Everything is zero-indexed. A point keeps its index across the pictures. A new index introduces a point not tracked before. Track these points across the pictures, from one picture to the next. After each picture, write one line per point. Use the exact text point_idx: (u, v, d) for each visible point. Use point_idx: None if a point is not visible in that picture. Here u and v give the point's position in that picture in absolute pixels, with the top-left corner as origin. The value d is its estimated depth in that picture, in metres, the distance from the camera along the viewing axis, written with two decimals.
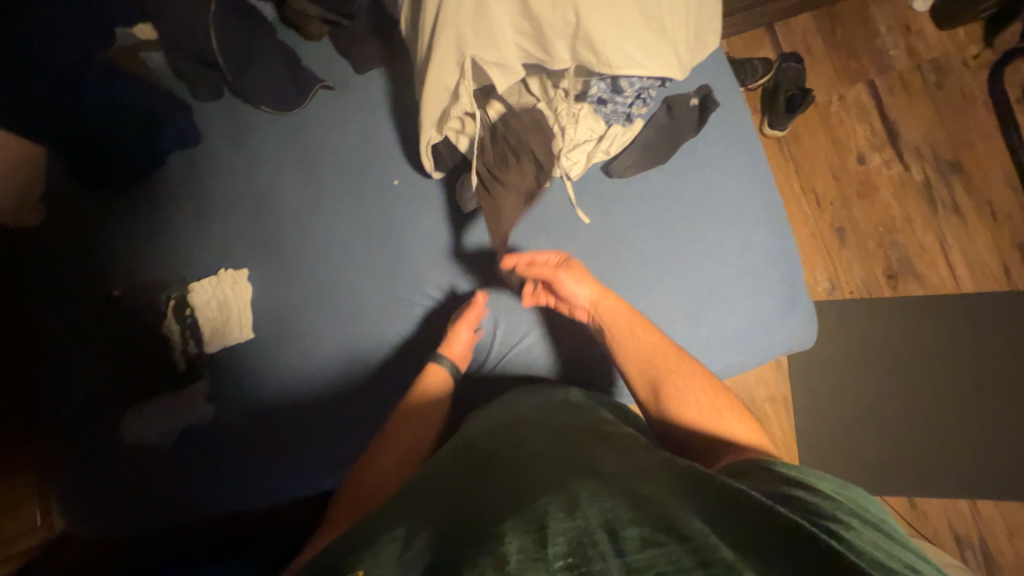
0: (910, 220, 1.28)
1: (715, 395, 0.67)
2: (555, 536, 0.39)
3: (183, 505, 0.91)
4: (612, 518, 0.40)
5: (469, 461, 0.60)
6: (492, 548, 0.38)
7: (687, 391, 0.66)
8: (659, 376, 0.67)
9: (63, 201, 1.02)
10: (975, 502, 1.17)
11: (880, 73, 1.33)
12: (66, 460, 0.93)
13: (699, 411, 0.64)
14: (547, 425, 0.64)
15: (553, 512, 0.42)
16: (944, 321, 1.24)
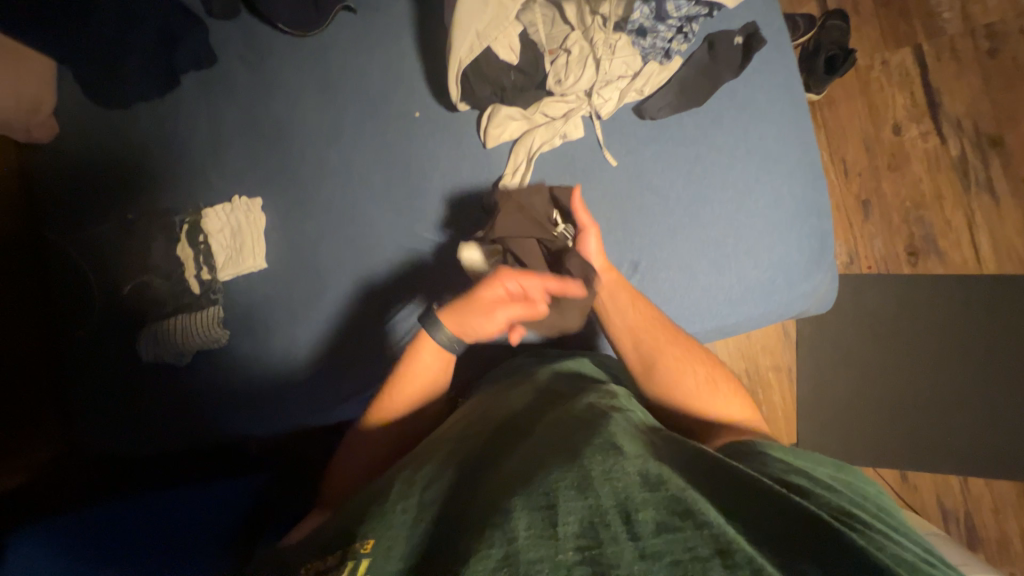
0: (940, 196, 1.24)
1: (707, 369, 0.67)
2: (566, 515, 0.39)
3: (195, 426, 0.93)
4: (626, 498, 0.40)
5: (479, 415, 0.61)
6: (503, 522, 0.39)
7: (684, 362, 0.67)
8: (655, 345, 0.67)
9: (74, 117, 1.00)
10: (967, 478, 1.19)
11: (929, 36, 1.26)
12: (78, 376, 0.94)
13: (693, 385, 0.65)
14: (558, 386, 0.64)
15: (561, 483, 0.42)
16: (960, 301, 1.22)
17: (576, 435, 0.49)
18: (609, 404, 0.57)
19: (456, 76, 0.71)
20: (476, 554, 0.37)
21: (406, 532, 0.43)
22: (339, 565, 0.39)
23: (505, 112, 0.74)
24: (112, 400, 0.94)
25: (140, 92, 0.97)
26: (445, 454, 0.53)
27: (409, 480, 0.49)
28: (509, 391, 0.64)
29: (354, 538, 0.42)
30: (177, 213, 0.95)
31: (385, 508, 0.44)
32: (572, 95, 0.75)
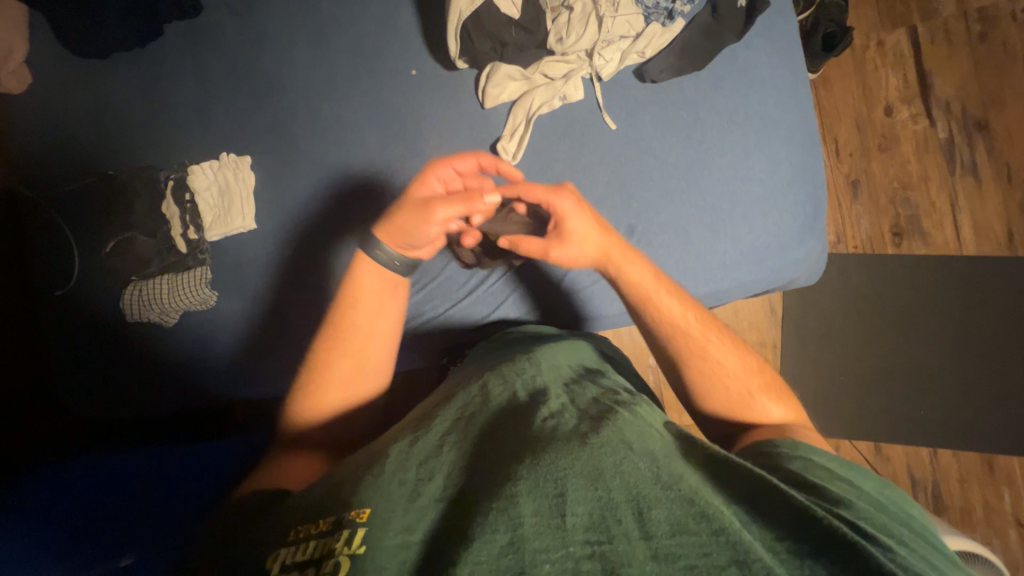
0: (926, 177, 1.27)
1: (753, 376, 0.62)
2: (576, 507, 0.39)
3: (188, 388, 0.92)
4: (638, 495, 0.40)
5: (478, 386, 0.57)
6: (510, 507, 0.39)
7: (723, 362, 0.61)
8: (692, 348, 0.62)
9: (54, 67, 0.96)
10: (935, 450, 1.24)
11: (924, 17, 1.26)
12: (59, 336, 0.91)
13: (726, 393, 0.61)
14: (559, 366, 0.62)
15: (572, 475, 0.42)
16: (939, 280, 1.26)
17: (585, 425, 0.48)
18: (613, 398, 0.55)
19: (456, 28, 0.71)
20: (481, 537, 0.38)
21: (407, 501, 0.43)
22: (334, 530, 0.41)
23: (504, 71, 0.73)
24: (96, 363, 0.91)
25: (122, 42, 0.93)
26: (445, 423, 0.51)
27: (407, 450, 0.47)
28: (510, 365, 0.61)
29: (351, 505, 0.42)
30: (161, 169, 0.92)
31: (383, 478, 0.44)
32: (573, 54, 0.74)
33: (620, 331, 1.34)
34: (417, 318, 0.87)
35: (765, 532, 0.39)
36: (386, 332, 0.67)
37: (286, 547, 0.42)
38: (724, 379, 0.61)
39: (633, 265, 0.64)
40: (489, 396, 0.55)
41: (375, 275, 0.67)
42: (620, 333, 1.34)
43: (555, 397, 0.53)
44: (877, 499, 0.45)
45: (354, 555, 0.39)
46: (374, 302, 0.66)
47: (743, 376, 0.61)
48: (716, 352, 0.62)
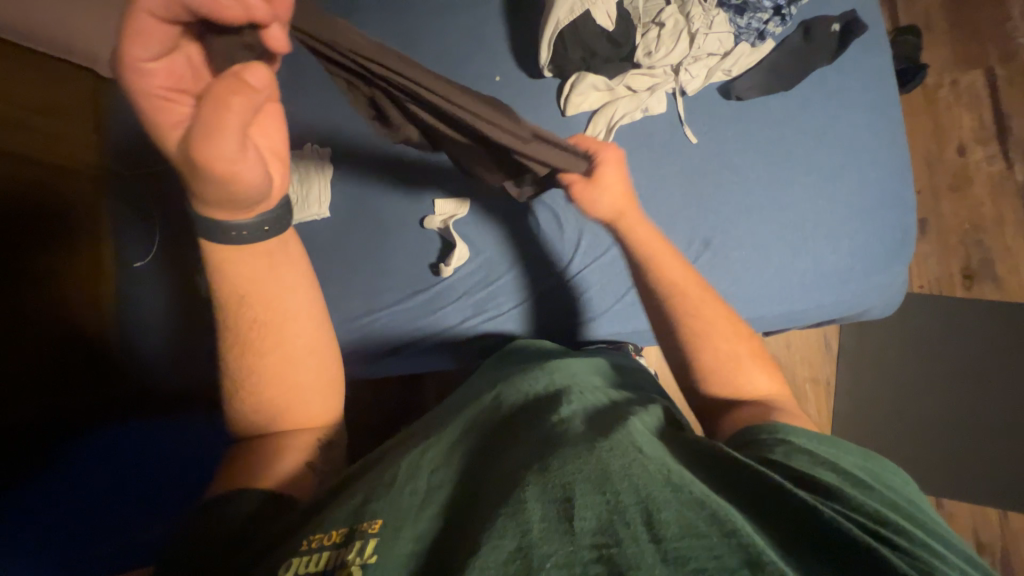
0: (1002, 221, 1.22)
1: (742, 343, 0.59)
2: (583, 509, 0.35)
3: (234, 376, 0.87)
4: (647, 499, 0.36)
5: (493, 401, 0.55)
6: (517, 512, 0.36)
7: (712, 328, 0.58)
8: (692, 299, 0.59)
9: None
10: (1006, 513, 1.15)
11: (1002, 60, 1.24)
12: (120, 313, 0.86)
13: (718, 357, 0.57)
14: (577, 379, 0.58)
15: (580, 479, 0.38)
16: (1013, 329, 1.19)
17: (593, 432, 0.44)
18: (629, 409, 0.50)
19: (551, 37, 0.74)
20: (490, 542, 0.34)
21: (418, 509, 0.40)
22: (345, 543, 0.36)
23: (590, 81, 0.75)
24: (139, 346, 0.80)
25: None
26: (459, 430, 0.49)
27: (421, 456, 0.45)
28: (521, 381, 0.58)
29: (361, 516, 0.38)
30: None
31: (396, 485, 0.41)
32: (659, 68, 0.75)
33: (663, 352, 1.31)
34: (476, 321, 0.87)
35: (782, 537, 0.34)
36: (303, 299, 0.54)
37: (300, 557, 0.36)
38: (712, 339, 0.58)
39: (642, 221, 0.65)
40: (502, 408, 0.52)
41: (253, 260, 0.51)
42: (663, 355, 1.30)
43: (566, 407, 0.50)
44: (893, 499, 0.39)
45: (368, 564, 0.34)
46: (267, 290, 0.53)
47: (732, 339, 0.59)
48: (710, 310, 0.59)
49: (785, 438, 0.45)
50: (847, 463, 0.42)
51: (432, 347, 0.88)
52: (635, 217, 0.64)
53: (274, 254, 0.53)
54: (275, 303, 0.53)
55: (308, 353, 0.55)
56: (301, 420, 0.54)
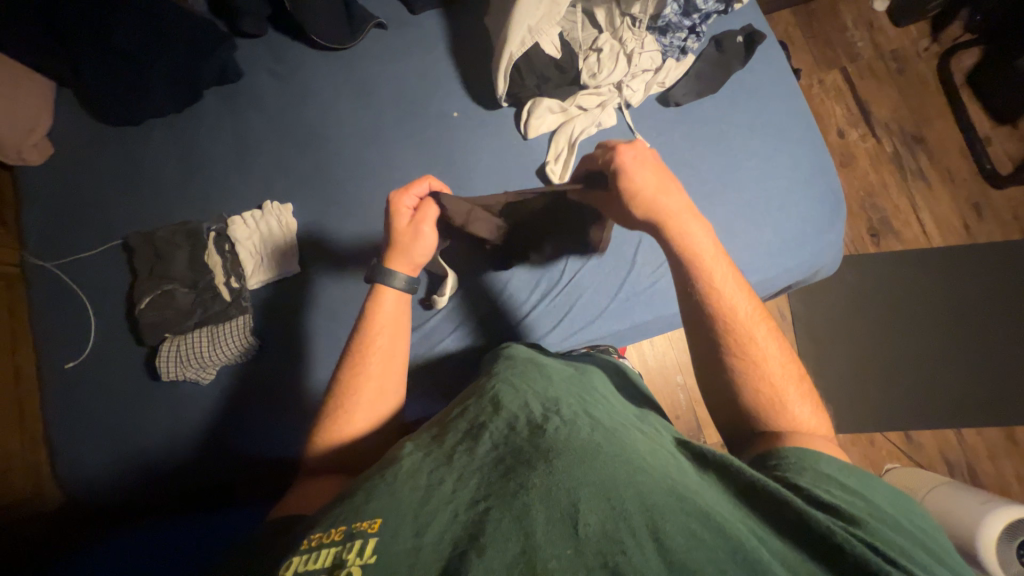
0: (886, 185, 1.45)
1: (791, 383, 0.58)
2: (589, 515, 0.35)
3: (206, 447, 0.87)
4: (653, 511, 0.35)
5: (490, 396, 0.51)
6: (520, 515, 0.35)
7: (759, 357, 0.58)
8: (732, 344, 0.59)
9: (107, 143, 1.01)
10: (960, 431, 1.30)
11: (851, 60, 1.53)
12: (76, 414, 0.92)
13: (759, 395, 0.57)
14: (571, 383, 0.56)
15: (586, 484, 0.37)
16: (920, 271, 1.40)
17: (597, 434, 0.43)
18: (627, 420, 0.51)
19: (506, 68, 0.81)
20: (493, 544, 0.33)
21: (417, 506, 0.37)
22: (346, 540, 0.35)
23: (546, 105, 0.84)
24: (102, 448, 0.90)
25: (126, 117, 0.98)
26: (456, 437, 0.45)
27: (419, 465, 0.42)
28: (520, 377, 0.55)
29: (361, 515, 0.37)
30: (204, 221, 0.93)
31: (397, 483, 0.40)
32: (604, 87, 0.85)
33: (643, 350, 1.35)
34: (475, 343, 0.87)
35: (791, 553, 0.35)
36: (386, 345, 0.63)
37: (301, 555, 0.36)
38: (759, 378, 0.58)
39: (696, 226, 0.62)
40: (500, 407, 0.47)
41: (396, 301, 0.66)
42: (645, 355, 1.34)
43: (566, 409, 0.48)
44: (919, 538, 0.41)
45: (367, 564, 0.33)
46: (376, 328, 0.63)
47: (784, 376, 0.58)
48: (757, 349, 0.58)
49: (802, 462, 0.48)
50: (861, 490, 0.44)
51: (437, 380, 0.86)
52: (680, 218, 0.62)
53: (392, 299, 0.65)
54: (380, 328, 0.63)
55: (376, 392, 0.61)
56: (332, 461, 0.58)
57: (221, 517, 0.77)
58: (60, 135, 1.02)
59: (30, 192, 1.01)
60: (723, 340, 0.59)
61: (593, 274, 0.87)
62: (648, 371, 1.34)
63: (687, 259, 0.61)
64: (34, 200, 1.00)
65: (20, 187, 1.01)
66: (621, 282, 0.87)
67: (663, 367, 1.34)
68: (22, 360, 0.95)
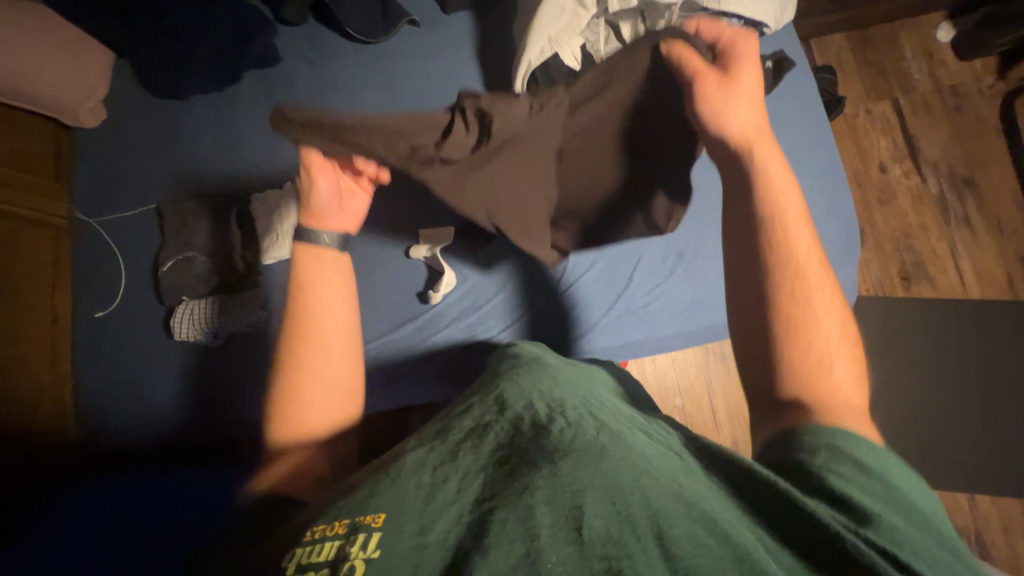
0: (926, 227, 1.37)
1: (843, 345, 0.56)
2: (593, 520, 0.34)
3: (218, 406, 0.94)
4: (659, 515, 0.34)
5: (493, 394, 0.50)
6: (525, 515, 0.35)
7: (821, 313, 0.56)
8: (792, 292, 0.57)
9: (155, 114, 1.09)
10: (974, 496, 1.22)
11: (904, 92, 1.44)
12: (106, 359, 1.00)
13: (807, 358, 0.55)
14: (578, 384, 0.54)
15: (591, 487, 0.36)
16: (953, 322, 1.31)
17: (603, 435, 0.42)
18: (632, 419, 0.49)
19: (525, 74, 0.83)
20: (496, 546, 0.33)
21: (421, 505, 0.37)
22: (349, 534, 0.36)
23: None
24: (126, 391, 0.97)
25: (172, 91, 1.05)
26: (461, 430, 0.45)
27: (424, 456, 0.42)
28: (527, 375, 0.53)
29: (364, 509, 0.38)
30: (231, 197, 0.99)
31: (399, 479, 0.40)
32: None
33: (645, 366, 1.33)
34: (465, 337, 0.89)
35: (795, 563, 0.33)
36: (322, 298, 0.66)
37: (304, 547, 0.36)
38: (811, 334, 0.56)
39: (773, 155, 0.63)
40: (505, 405, 0.47)
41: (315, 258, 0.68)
42: (645, 372, 1.33)
43: (572, 407, 0.46)
44: (937, 531, 0.38)
45: (370, 559, 0.34)
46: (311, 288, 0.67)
47: (834, 344, 0.56)
48: (822, 302, 0.57)
49: (826, 445, 0.44)
50: (888, 476, 0.41)
51: (426, 372, 0.88)
52: (768, 144, 0.62)
53: (329, 264, 0.68)
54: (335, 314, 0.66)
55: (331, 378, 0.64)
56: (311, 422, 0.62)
57: (220, 473, 0.82)
58: (115, 103, 1.10)
59: (84, 153, 1.10)
60: (783, 295, 0.57)
61: (592, 286, 0.87)
62: (647, 389, 1.32)
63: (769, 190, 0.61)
64: (86, 161, 1.09)
65: (76, 147, 1.11)
66: (614, 300, 0.87)
67: (663, 387, 1.32)
68: (60, 304, 1.03)
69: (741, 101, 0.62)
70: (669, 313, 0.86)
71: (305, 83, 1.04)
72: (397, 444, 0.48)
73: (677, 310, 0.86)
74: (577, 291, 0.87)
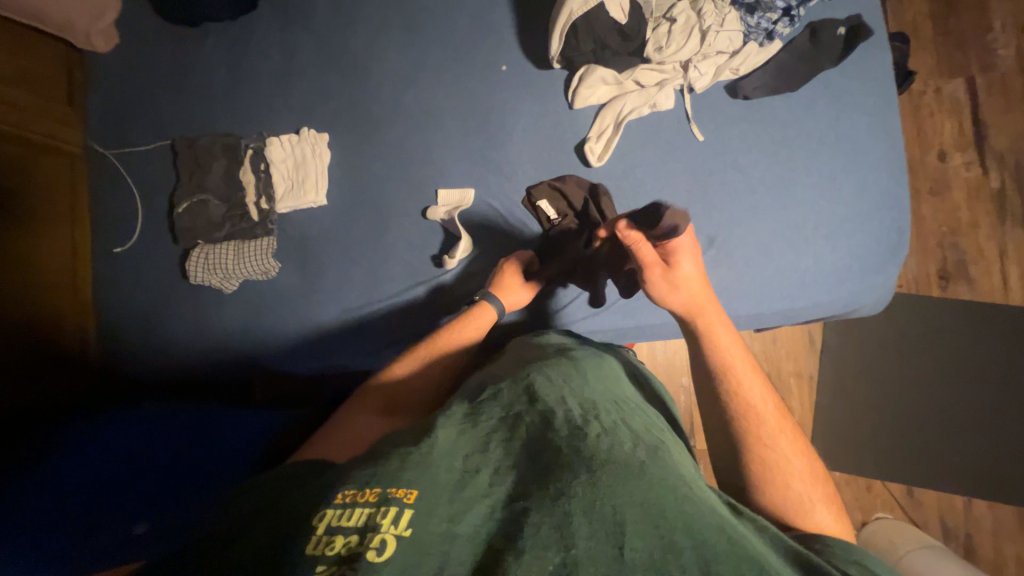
0: (976, 225, 1.28)
1: (817, 482, 0.56)
2: (635, 539, 0.34)
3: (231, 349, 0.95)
4: (700, 544, 0.34)
5: (523, 381, 0.48)
6: (565, 523, 0.34)
7: (787, 457, 0.57)
8: (756, 444, 0.58)
9: (168, 41, 1.03)
10: (971, 501, 1.22)
11: (983, 70, 1.29)
12: (122, 295, 1.01)
13: (785, 494, 0.55)
14: (605, 384, 0.53)
15: (633, 501, 0.36)
16: (984, 327, 1.26)
17: (640, 449, 0.42)
18: (655, 429, 0.49)
19: (564, 26, 0.77)
20: (533, 551, 0.32)
21: (453, 490, 0.36)
22: (380, 504, 0.34)
23: (600, 74, 0.80)
24: (143, 325, 1.00)
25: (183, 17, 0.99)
26: (492, 419, 0.43)
27: (454, 438, 0.40)
28: (556, 368, 0.52)
29: (396, 479, 0.36)
30: (243, 137, 0.95)
31: (431, 456, 0.37)
32: (669, 64, 0.79)
33: (654, 345, 1.31)
34: None
35: None
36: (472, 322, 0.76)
37: (334, 508, 0.35)
38: (784, 477, 0.56)
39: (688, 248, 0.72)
40: (537, 398, 0.45)
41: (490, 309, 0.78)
42: (653, 350, 1.30)
43: (606, 414, 0.46)
44: None
45: (401, 537, 0.33)
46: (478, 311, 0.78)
47: (807, 482, 0.56)
48: (787, 448, 0.58)
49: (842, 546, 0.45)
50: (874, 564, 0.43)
51: None
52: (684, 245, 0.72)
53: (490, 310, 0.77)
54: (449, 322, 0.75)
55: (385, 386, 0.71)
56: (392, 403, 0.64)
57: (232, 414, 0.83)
58: (125, 26, 1.04)
59: (94, 79, 1.05)
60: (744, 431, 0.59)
61: None
62: (652, 368, 1.30)
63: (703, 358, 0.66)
64: (99, 87, 1.05)
65: (86, 72, 1.06)
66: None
67: (669, 367, 1.30)
68: (79, 235, 1.03)
69: (689, 258, 0.72)
70: None
71: (324, 17, 0.96)
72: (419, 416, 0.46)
73: None
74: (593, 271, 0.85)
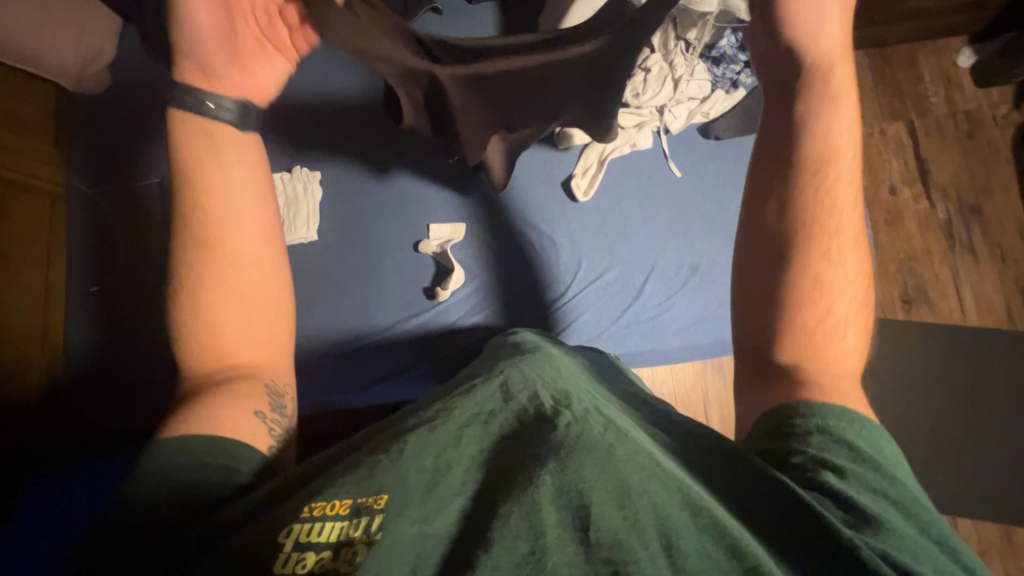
0: (929, 252, 1.38)
1: (862, 312, 0.52)
2: (602, 521, 0.32)
3: None
4: (667, 522, 0.32)
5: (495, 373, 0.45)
6: (529, 511, 0.32)
7: (833, 291, 0.51)
8: (801, 282, 0.51)
9: (161, 85, 1.05)
10: (957, 519, 1.24)
11: (920, 115, 1.44)
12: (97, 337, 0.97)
13: (824, 320, 0.51)
14: (575, 372, 0.50)
15: (599, 487, 0.34)
16: (949, 347, 1.33)
17: (611, 428, 0.38)
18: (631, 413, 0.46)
19: None
20: (501, 541, 0.31)
21: (425, 489, 0.35)
22: (353, 516, 0.33)
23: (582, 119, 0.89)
24: (134, 375, 0.95)
25: None
26: (463, 412, 0.40)
27: (427, 436, 0.38)
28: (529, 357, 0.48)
29: (365, 488, 0.34)
30: None
31: (399, 459, 0.36)
32: (646, 108, 0.87)
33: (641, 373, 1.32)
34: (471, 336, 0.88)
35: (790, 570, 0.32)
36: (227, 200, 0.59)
37: (300, 523, 0.33)
38: (830, 303, 0.51)
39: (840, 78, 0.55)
40: (509, 394, 0.42)
41: (239, 171, 0.62)
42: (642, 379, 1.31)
43: (579, 400, 0.41)
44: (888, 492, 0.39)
45: (376, 542, 0.32)
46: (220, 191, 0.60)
47: (851, 310, 0.52)
48: (840, 284, 0.51)
49: (819, 428, 0.43)
50: (880, 464, 0.41)
51: (427, 368, 0.88)
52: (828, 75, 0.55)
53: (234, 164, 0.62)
54: (237, 254, 0.58)
55: (259, 296, 0.59)
56: (235, 335, 0.56)
57: None
58: (118, 70, 1.06)
59: (83, 121, 1.06)
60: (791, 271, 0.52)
61: (604, 291, 0.88)
62: None
63: (816, 171, 0.53)
64: (89, 128, 1.06)
65: (75, 114, 1.07)
66: (625, 306, 0.87)
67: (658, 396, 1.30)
68: (54, 272, 1.00)
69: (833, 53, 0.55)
70: (678, 324, 0.86)
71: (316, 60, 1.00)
72: (397, 421, 0.44)
73: (684, 322, 0.86)
74: (583, 297, 0.88)
